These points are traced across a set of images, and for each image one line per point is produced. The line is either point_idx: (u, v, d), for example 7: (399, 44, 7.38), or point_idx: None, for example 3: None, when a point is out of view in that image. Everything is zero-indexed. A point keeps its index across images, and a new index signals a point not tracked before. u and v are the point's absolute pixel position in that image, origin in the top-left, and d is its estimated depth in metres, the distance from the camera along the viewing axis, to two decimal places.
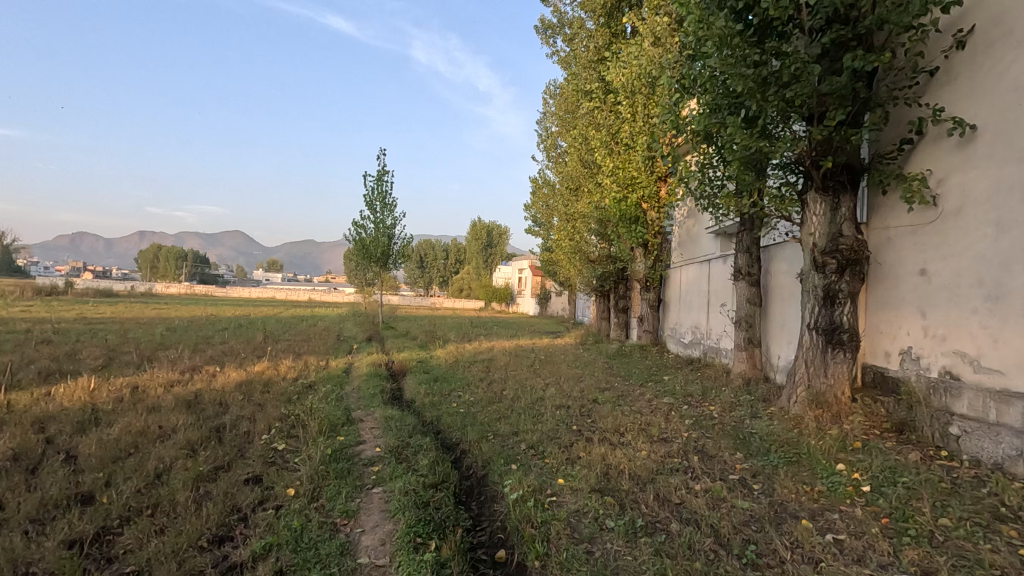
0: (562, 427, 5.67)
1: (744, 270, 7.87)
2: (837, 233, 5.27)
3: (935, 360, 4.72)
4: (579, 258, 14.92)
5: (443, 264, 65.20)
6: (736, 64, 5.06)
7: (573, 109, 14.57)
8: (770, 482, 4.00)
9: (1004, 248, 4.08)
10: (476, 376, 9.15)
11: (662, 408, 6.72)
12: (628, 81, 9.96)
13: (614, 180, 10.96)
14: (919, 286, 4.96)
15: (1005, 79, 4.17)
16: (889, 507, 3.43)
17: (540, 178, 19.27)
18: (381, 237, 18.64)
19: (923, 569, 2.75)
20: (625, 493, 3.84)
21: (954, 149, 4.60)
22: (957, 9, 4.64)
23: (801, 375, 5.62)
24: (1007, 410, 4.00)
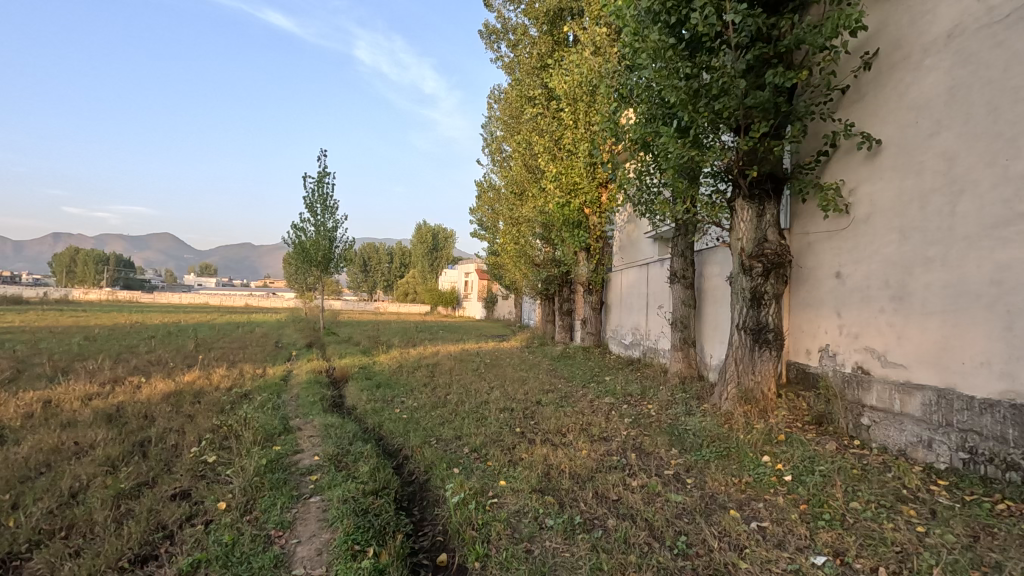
0: (506, 430, 5.71)
1: (679, 273, 8.23)
2: (762, 238, 5.60)
3: (850, 356, 5.09)
4: (524, 261, 15.06)
5: (387, 267, 64.17)
6: (669, 75, 5.30)
7: (516, 115, 14.73)
8: (702, 476, 4.20)
9: (907, 252, 4.46)
10: (420, 381, 9.08)
11: (603, 408, 6.90)
12: (570, 88, 10.22)
13: (557, 185, 11.12)
14: (835, 287, 5.34)
15: (905, 98, 4.56)
16: (807, 494, 3.69)
17: (485, 183, 19.32)
18: (323, 241, 18.14)
19: (835, 549, 2.97)
20: (565, 492, 3.92)
21: (864, 162, 5.00)
22: (864, 33, 5.05)
23: (730, 373, 5.92)
24: (909, 401, 4.37)
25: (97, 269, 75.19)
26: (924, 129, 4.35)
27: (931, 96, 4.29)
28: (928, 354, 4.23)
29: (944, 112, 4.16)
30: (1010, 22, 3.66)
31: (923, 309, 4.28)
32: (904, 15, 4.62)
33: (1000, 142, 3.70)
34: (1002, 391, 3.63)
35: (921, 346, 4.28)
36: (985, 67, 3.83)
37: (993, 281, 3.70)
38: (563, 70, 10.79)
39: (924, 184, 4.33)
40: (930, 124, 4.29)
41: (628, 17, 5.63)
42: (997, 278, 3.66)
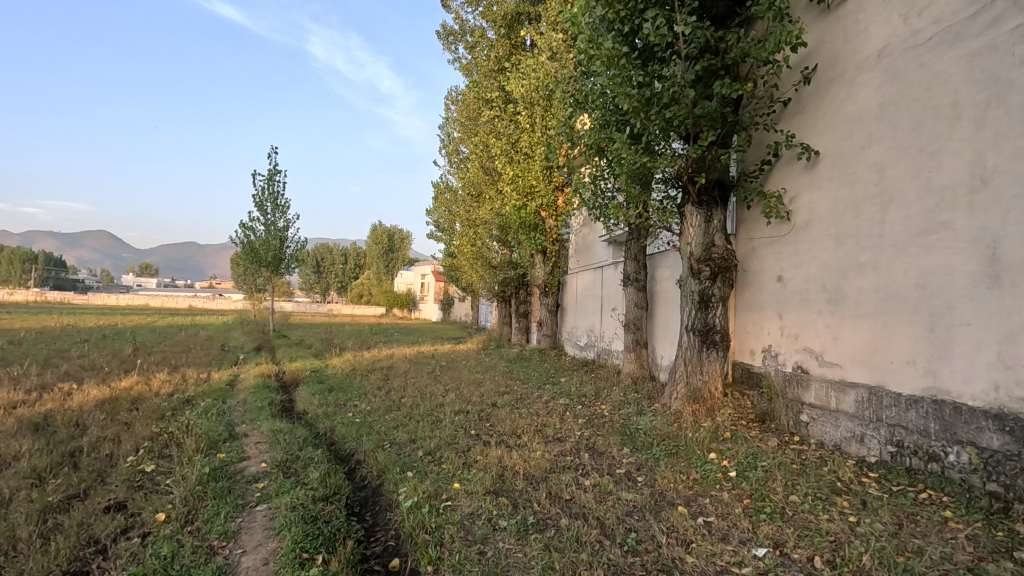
0: (461, 433, 5.70)
1: (631, 276, 8.42)
2: (710, 243, 5.81)
3: (790, 356, 5.34)
4: (481, 263, 15.05)
5: (341, 268, 62.78)
6: (623, 83, 5.43)
7: (473, 117, 14.72)
8: (652, 474, 4.31)
9: (842, 258, 4.72)
10: (374, 384, 8.93)
11: (557, 409, 6.97)
12: (527, 92, 10.32)
13: (513, 188, 11.16)
14: (777, 291, 5.59)
15: (841, 112, 4.83)
16: (749, 489, 3.84)
17: (442, 184, 19.21)
18: (274, 242, 17.60)
19: (775, 541, 3.12)
20: (519, 493, 3.95)
21: (803, 171, 5.27)
22: (803, 49, 5.32)
23: (680, 373, 6.10)
24: (843, 398, 4.62)
25: (23, 268, 70.29)
26: (857, 141, 4.62)
27: (864, 111, 4.56)
28: (860, 353, 4.49)
29: (875, 126, 4.43)
30: (932, 44, 3.94)
31: (856, 311, 4.53)
32: (840, 34, 4.90)
33: (924, 156, 3.97)
34: (925, 388, 3.89)
35: (855, 346, 4.54)
36: (911, 85, 4.10)
37: (917, 285, 3.96)
38: (520, 74, 10.87)
39: (857, 194, 4.59)
40: (863, 137, 4.56)
41: (583, 24, 5.74)
42: (922, 282, 3.92)
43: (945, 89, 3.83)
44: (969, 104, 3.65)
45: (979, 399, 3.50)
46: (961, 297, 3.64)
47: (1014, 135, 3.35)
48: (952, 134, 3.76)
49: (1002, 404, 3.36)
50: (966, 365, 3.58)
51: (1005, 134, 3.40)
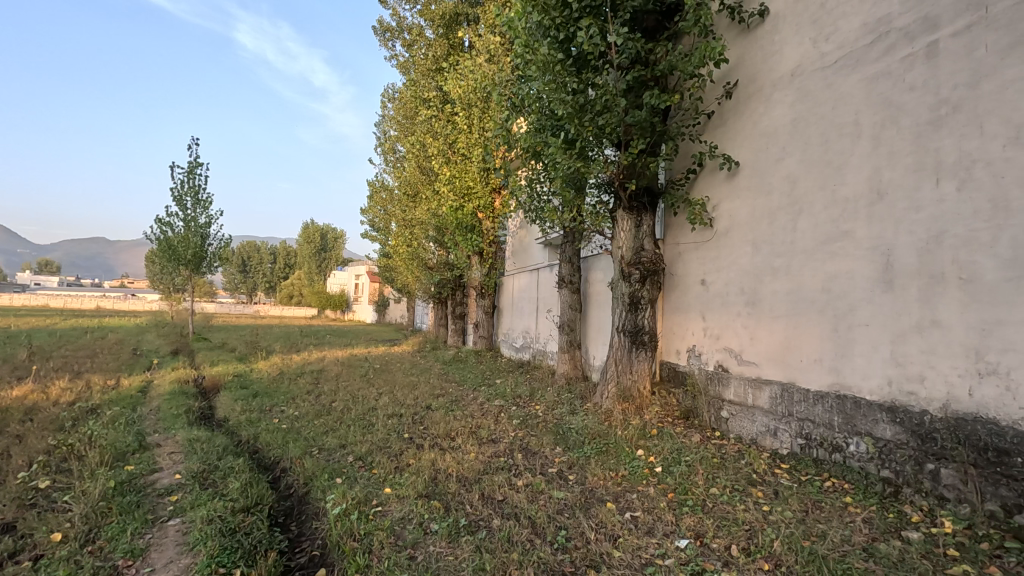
0: (393, 436, 5.59)
1: (566, 278, 8.58)
2: (640, 247, 6.02)
3: (712, 355, 5.62)
4: (417, 264, 14.79)
5: (269, 268, 60.01)
6: (558, 89, 5.53)
7: (411, 116, 14.49)
8: (582, 472, 4.41)
9: (758, 263, 5.03)
10: (302, 389, 8.60)
11: (492, 410, 6.99)
12: (465, 93, 10.32)
13: (450, 189, 11.08)
14: (701, 293, 5.88)
15: (758, 126, 5.15)
16: (674, 483, 4.01)
17: (378, 183, 18.80)
18: (194, 239, 16.57)
19: (696, 532, 3.28)
20: (452, 496, 3.92)
21: (725, 181, 5.57)
22: (725, 66, 5.64)
23: (611, 373, 6.28)
24: (759, 394, 4.92)
25: None
26: (772, 154, 4.94)
27: (779, 126, 4.88)
28: (774, 352, 4.79)
29: (788, 141, 4.76)
30: (837, 67, 4.28)
31: (770, 313, 4.85)
32: (758, 53, 5.23)
33: (830, 169, 4.30)
34: (830, 384, 4.21)
35: (769, 346, 4.85)
36: (819, 105, 4.44)
37: (823, 289, 4.29)
38: (459, 75, 10.86)
39: (772, 203, 4.91)
40: (777, 150, 4.88)
41: (519, 28, 5.81)
42: (828, 286, 4.25)
43: (848, 109, 4.17)
44: (868, 124, 3.99)
45: (875, 393, 3.82)
46: (860, 300, 3.97)
47: (905, 154, 3.69)
48: (854, 150, 4.09)
49: (894, 398, 3.68)
50: (865, 363, 3.91)
51: (897, 153, 3.74)
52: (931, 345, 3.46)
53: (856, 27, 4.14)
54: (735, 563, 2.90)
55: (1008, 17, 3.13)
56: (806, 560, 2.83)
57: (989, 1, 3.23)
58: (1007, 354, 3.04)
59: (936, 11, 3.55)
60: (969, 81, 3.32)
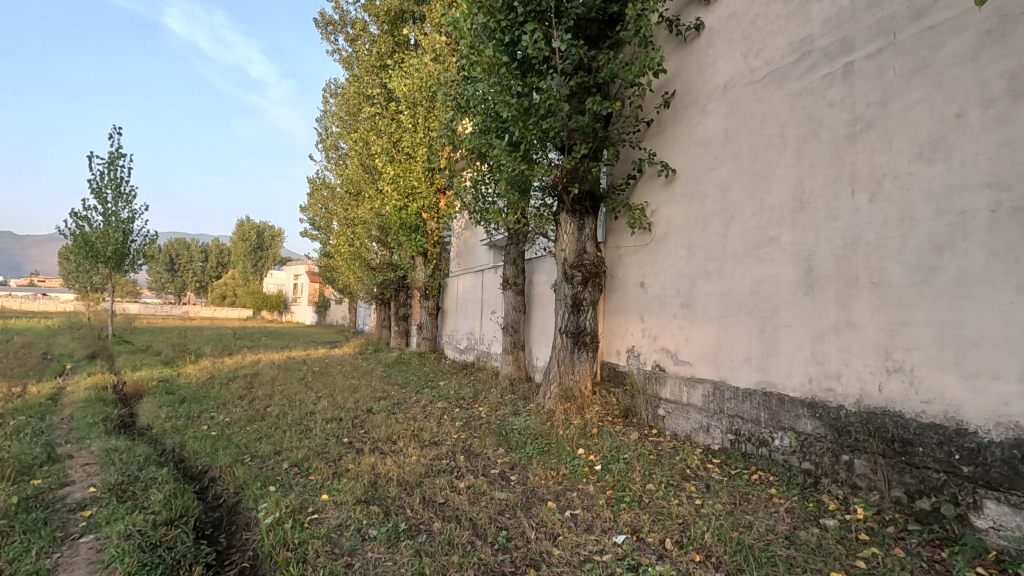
0: (332, 441, 5.43)
1: (510, 280, 8.64)
2: (582, 249, 6.15)
3: (650, 355, 5.81)
4: (359, 264, 14.44)
5: (199, 267, 56.89)
6: (503, 91, 5.56)
7: (354, 112, 14.15)
8: (524, 472, 4.44)
9: (693, 266, 5.24)
10: (235, 394, 8.20)
11: (435, 412, 6.93)
12: (410, 92, 10.20)
13: (394, 188, 10.90)
14: (640, 295, 6.06)
15: (694, 135, 5.37)
16: (612, 480, 4.12)
17: (318, 180, 18.23)
18: (116, 234, 15.49)
19: (633, 527, 3.37)
20: (392, 500, 3.85)
21: (663, 187, 5.77)
22: (664, 76, 5.84)
23: (553, 373, 6.37)
24: (693, 392, 5.12)
25: None
26: (706, 163, 5.16)
27: (712, 136, 5.11)
28: (707, 352, 5.01)
29: (721, 150, 4.99)
30: (765, 83, 4.53)
31: (704, 314, 5.06)
32: (694, 66, 5.45)
33: (759, 179, 4.54)
34: (757, 382, 4.44)
35: (703, 346, 5.06)
36: (749, 117, 4.69)
37: (752, 292, 4.52)
38: (404, 73, 10.70)
39: (706, 210, 5.13)
40: (711, 159, 5.11)
41: (465, 29, 5.80)
42: (756, 289, 4.49)
43: (775, 122, 4.42)
44: (792, 136, 4.25)
45: (798, 390, 4.07)
46: (785, 303, 4.21)
47: (824, 166, 3.95)
48: (779, 161, 4.34)
49: (814, 394, 3.93)
50: (789, 361, 4.15)
51: (818, 165, 4.00)
52: (846, 345, 3.72)
53: (782, 45, 4.39)
54: (669, 555, 3.00)
55: (913, 43, 3.41)
56: (733, 550, 2.97)
57: (897, 28, 3.51)
58: (911, 353, 3.31)
59: (851, 34, 3.82)
60: (880, 100, 3.59)
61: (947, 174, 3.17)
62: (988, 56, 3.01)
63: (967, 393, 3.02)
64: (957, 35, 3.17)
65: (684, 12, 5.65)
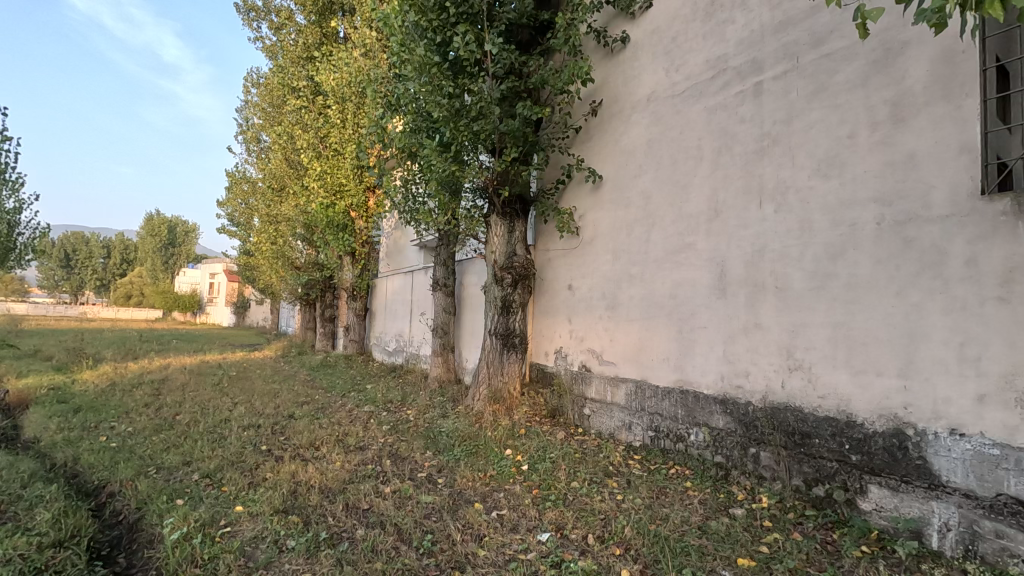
0: (249, 449, 5.15)
1: (440, 281, 8.59)
2: (512, 252, 6.21)
3: (576, 356, 5.95)
4: (282, 263, 13.81)
5: (100, 264, 52.23)
6: (434, 91, 5.52)
7: (278, 104, 13.53)
8: (451, 475, 4.42)
9: (618, 270, 5.43)
10: (139, 401, 7.59)
11: (361, 417, 6.75)
12: (339, 87, 9.90)
13: (320, 184, 10.52)
14: (567, 298, 6.20)
15: (619, 144, 5.57)
16: (538, 480, 4.19)
17: (238, 174, 17.27)
18: (4, 224, 13.71)
19: (557, 524, 3.45)
20: (312, 508, 3.71)
21: (590, 193, 5.95)
22: (592, 85, 6.02)
23: (482, 375, 6.39)
24: (616, 391, 5.31)
25: None
26: (631, 171, 5.37)
27: (636, 145, 5.33)
28: (630, 352, 5.20)
29: (644, 159, 5.20)
30: (685, 97, 4.78)
31: (627, 316, 5.26)
32: (620, 76, 5.66)
33: (678, 187, 4.78)
34: (675, 380, 4.67)
35: (626, 346, 5.25)
36: (670, 128, 4.92)
37: (671, 295, 4.76)
38: (332, 66, 10.39)
39: (630, 216, 5.34)
40: (635, 167, 5.32)
41: (396, 26, 5.71)
42: (675, 292, 4.72)
43: (693, 135, 4.67)
44: (708, 149, 4.50)
45: (711, 387, 4.31)
46: (700, 305, 4.46)
47: (736, 178, 4.22)
48: (697, 172, 4.59)
49: (726, 391, 4.19)
50: (703, 360, 4.40)
51: (730, 177, 4.27)
52: (754, 345, 3.99)
53: (700, 62, 4.65)
54: (591, 551, 3.09)
55: (813, 68, 3.72)
56: (651, 542, 3.10)
57: (799, 53, 3.82)
58: (809, 352, 3.61)
59: (760, 56, 4.11)
60: (785, 119, 3.89)
61: (841, 189, 3.48)
62: (875, 83, 3.34)
63: (856, 388, 3.33)
64: (849, 63, 3.49)
65: (611, 24, 5.86)
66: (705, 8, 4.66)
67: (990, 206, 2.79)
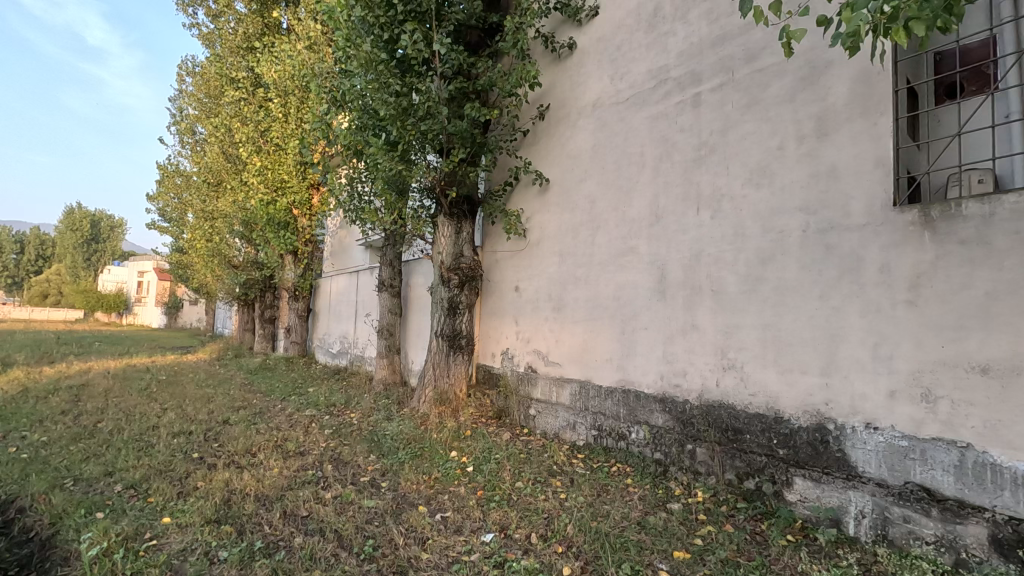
0: (179, 457, 4.89)
1: (386, 282, 8.46)
2: (459, 253, 6.19)
3: (522, 357, 5.99)
4: (218, 262, 13.18)
5: (11, 260, 48.13)
6: (380, 89, 5.41)
7: (215, 95, 12.92)
8: (395, 478, 4.36)
9: (564, 272, 5.52)
10: (55, 408, 7.05)
11: (302, 421, 6.55)
12: (282, 80, 9.58)
13: (260, 180, 10.12)
14: (514, 299, 6.24)
15: (566, 148, 5.66)
16: (483, 481, 4.20)
17: (171, 167, 16.35)
18: None
19: (501, 525, 3.46)
20: (247, 518, 3.56)
21: (537, 196, 6.02)
22: (539, 89, 6.10)
23: (428, 377, 6.34)
24: (561, 392, 5.39)
25: None
26: (577, 175, 5.47)
27: (582, 150, 5.43)
28: (575, 353, 5.29)
29: (590, 164, 5.31)
30: (628, 104, 4.92)
31: (572, 318, 5.35)
32: (567, 82, 5.76)
33: (621, 193, 4.91)
34: (617, 380, 4.79)
35: (571, 347, 5.34)
36: (614, 135, 5.06)
37: (614, 297, 4.88)
38: (274, 58, 10.03)
39: (576, 219, 5.43)
40: (580, 172, 5.43)
41: (341, 20, 5.57)
42: (618, 294, 4.85)
43: (636, 142, 4.81)
44: (650, 156, 4.65)
45: (651, 386, 4.45)
46: (642, 307, 4.60)
47: (676, 185, 4.39)
48: (639, 178, 4.74)
49: (665, 390, 4.33)
50: (644, 361, 4.54)
51: (671, 183, 4.43)
52: (691, 345, 4.15)
53: (643, 71, 4.80)
54: (534, 549, 3.13)
55: (746, 82, 3.91)
56: (592, 539, 3.17)
57: (734, 67, 4.01)
58: (741, 352, 3.79)
59: (699, 69, 4.28)
60: (721, 129, 4.07)
61: (771, 198, 3.68)
62: (802, 98, 3.55)
63: (783, 386, 3.53)
64: (779, 79, 3.70)
65: (558, 30, 5.95)
66: (648, 19, 4.82)
67: (901, 217, 3.02)
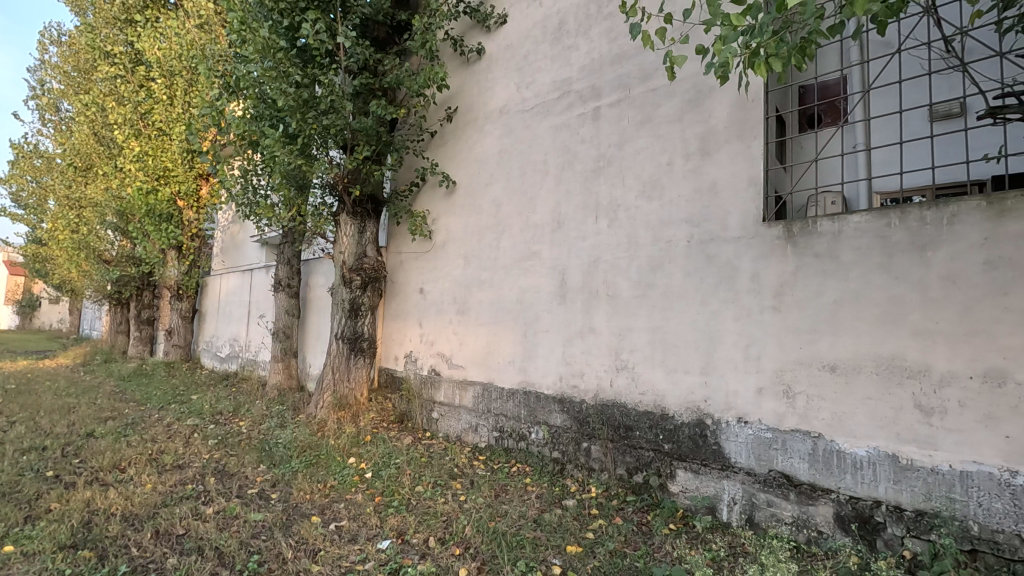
0: (28, 477, 4.30)
1: (283, 282, 8.00)
2: (362, 253, 6.01)
3: (426, 360, 5.93)
4: (85, 255, 11.76)
5: None
6: (279, 78, 5.11)
7: (85, 69, 11.54)
8: (287, 489, 4.14)
9: (468, 274, 5.55)
10: None
11: (182, 431, 6.02)
12: (167, 59, 8.78)
13: (138, 167, 9.18)
14: (418, 301, 6.16)
15: (473, 151, 5.69)
16: (382, 486, 4.11)
17: (28, 147, 14.36)
18: None
19: (398, 530, 3.40)
20: (111, 540, 3.21)
21: (444, 198, 5.99)
22: (448, 91, 6.08)
23: (326, 382, 6.09)
24: (464, 394, 5.41)
25: None
26: (483, 178, 5.53)
27: (488, 154, 5.50)
28: (479, 355, 5.33)
29: (496, 168, 5.39)
30: (534, 113, 5.05)
31: (477, 320, 5.38)
32: (475, 86, 5.80)
33: (526, 198, 5.03)
34: (519, 382, 4.89)
35: (474, 349, 5.38)
36: (519, 142, 5.17)
37: (517, 300, 4.98)
38: (158, 35, 9.17)
39: (481, 223, 5.48)
40: (487, 176, 5.48)
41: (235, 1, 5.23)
42: (521, 297, 4.95)
43: (540, 150, 4.95)
44: (553, 164, 4.81)
45: (551, 387, 4.60)
46: (543, 310, 4.74)
47: (577, 193, 4.56)
48: (542, 185, 4.88)
49: (563, 391, 4.49)
50: (545, 362, 4.67)
51: (572, 192, 4.61)
52: (588, 348, 4.34)
53: (548, 82, 4.96)
54: (431, 553, 3.11)
55: (641, 100, 4.17)
56: (489, 540, 3.21)
57: (630, 85, 4.25)
58: (633, 353, 4.02)
59: (599, 84, 4.50)
60: (618, 143, 4.30)
61: (660, 210, 3.95)
62: (688, 119, 3.85)
63: (669, 385, 3.78)
64: (668, 100, 3.98)
65: (467, 34, 5.97)
66: (553, 32, 4.98)
67: (768, 231, 3.36)
